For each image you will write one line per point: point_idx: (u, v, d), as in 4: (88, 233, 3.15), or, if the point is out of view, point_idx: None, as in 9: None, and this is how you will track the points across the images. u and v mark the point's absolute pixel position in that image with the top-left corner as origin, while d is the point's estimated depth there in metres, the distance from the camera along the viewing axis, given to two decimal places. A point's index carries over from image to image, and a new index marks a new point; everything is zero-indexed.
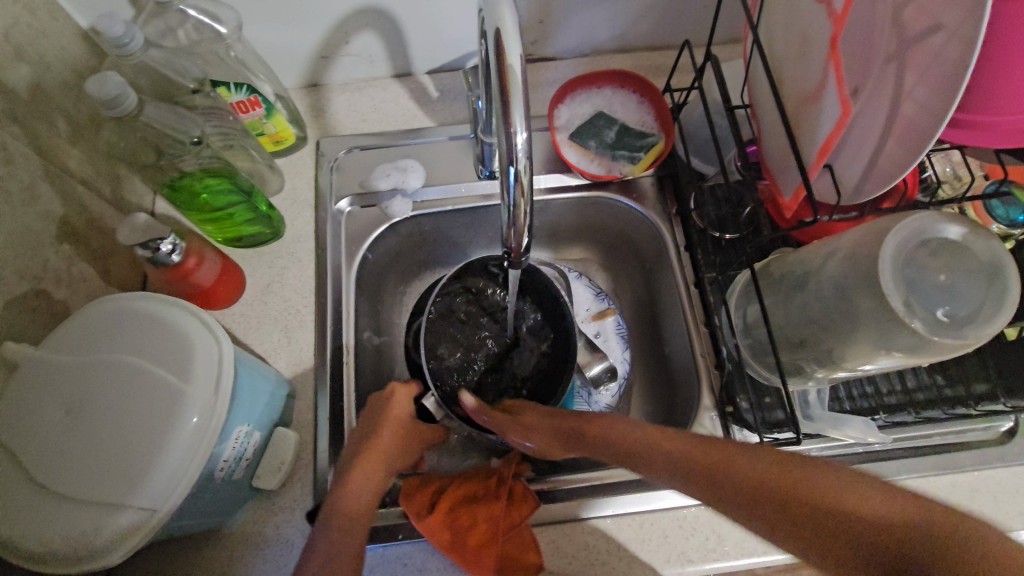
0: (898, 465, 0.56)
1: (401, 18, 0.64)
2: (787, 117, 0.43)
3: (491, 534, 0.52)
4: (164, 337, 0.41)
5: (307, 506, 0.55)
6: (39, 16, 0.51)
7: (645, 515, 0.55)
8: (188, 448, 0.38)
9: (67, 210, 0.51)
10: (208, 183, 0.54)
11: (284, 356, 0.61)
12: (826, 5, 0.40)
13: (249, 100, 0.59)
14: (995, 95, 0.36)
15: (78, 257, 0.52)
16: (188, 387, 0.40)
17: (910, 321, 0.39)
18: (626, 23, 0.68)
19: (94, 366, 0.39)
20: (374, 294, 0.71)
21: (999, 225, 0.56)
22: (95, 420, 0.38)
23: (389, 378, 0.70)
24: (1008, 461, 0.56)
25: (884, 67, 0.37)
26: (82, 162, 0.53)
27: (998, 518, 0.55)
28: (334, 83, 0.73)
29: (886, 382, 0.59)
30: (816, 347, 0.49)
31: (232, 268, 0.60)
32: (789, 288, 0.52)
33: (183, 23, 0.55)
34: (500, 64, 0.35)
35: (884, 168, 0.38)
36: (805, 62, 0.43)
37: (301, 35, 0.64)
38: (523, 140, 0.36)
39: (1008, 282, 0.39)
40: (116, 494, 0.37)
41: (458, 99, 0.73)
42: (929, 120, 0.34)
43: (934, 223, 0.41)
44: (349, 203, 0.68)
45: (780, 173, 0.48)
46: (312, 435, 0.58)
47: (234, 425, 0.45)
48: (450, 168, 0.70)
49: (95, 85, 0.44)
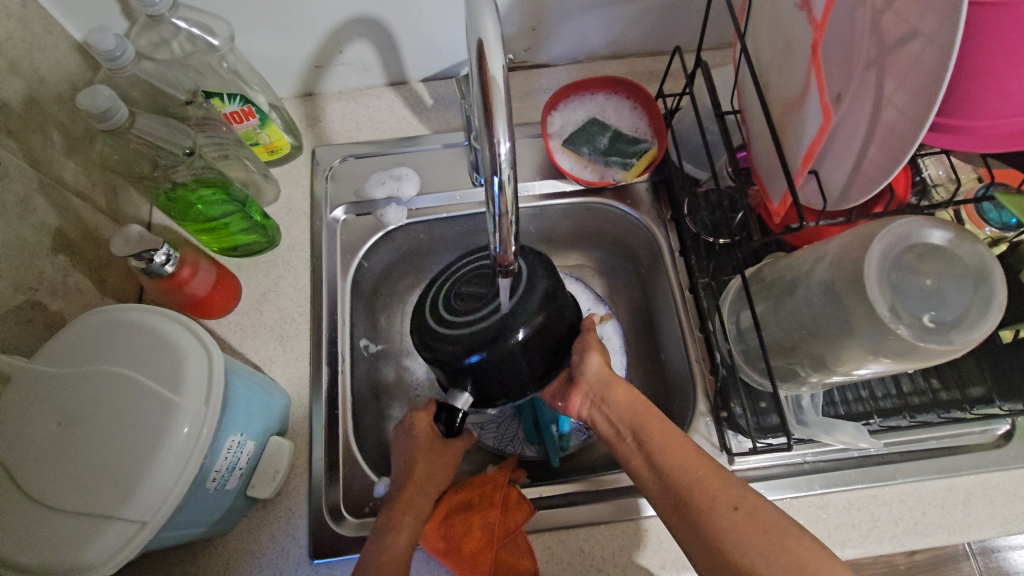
0: (894, 469, 0.56)
1: (393, 28, 0.64)
2: (773, 123, 0.43)
3: (485, 541, 0.52)
4: (153, 348, 0.41)
5: (302, 513, 0.55)
6: (34, 30, 0.51)
7: (637, 522, 0.55)
8: (178, 458, 0.39)
9: (62, 222, 0.52)
10: (201, 193, 0.54)
11: (279, 364, 0.61)
12: (806, 12, 0.40)
13: (243, 111, 0.60)
14: (974, 102, 0.36)
15: (74, 268, 0.53)
16: (179, 397, 0.40)
17: (896, 326, 0.39)
18: (618, 30, 0.68)
19: (84, 378, 0.40)
20: (371, 301, 0.71)
21: (992, 228, 0.56)
22: (86, 432, 0.38)
23: (386, 385, 0.70)
24: (1005, 464, 0.56)
25: (864, 73, 0.37)
26: (77, 174, 0.54)
27: (994, 522, 0.54)
28: (329, 92, 0.73)
29: (881, 387, 0.59)
30: (807, 352, 0.49)
31: (227, 278, 0.61)
32: (780, 292, 0.52)
33: (178, 35, 0.55)
34: (483, 74, 0.35)
35: (867, 173, 0.39)
36: (789, 69, 0.43)
37: (294, 46, 0.64)
38: (506, 149, 0.36)
39: (994, 287, 0.39)
40: (107, 505, 0.37)
41: (452, 106, 0.73)
42: (909, 125, 0.34)
43: (919, 228, 0.41)
44: (344, 212, 0.69)
45: (769, 179, 0.48)
46: (307, 443, 0.58)
47: (226, 434, 0.45)
48: (445, 175, 0.71)
49: (85, 98, 0.45)
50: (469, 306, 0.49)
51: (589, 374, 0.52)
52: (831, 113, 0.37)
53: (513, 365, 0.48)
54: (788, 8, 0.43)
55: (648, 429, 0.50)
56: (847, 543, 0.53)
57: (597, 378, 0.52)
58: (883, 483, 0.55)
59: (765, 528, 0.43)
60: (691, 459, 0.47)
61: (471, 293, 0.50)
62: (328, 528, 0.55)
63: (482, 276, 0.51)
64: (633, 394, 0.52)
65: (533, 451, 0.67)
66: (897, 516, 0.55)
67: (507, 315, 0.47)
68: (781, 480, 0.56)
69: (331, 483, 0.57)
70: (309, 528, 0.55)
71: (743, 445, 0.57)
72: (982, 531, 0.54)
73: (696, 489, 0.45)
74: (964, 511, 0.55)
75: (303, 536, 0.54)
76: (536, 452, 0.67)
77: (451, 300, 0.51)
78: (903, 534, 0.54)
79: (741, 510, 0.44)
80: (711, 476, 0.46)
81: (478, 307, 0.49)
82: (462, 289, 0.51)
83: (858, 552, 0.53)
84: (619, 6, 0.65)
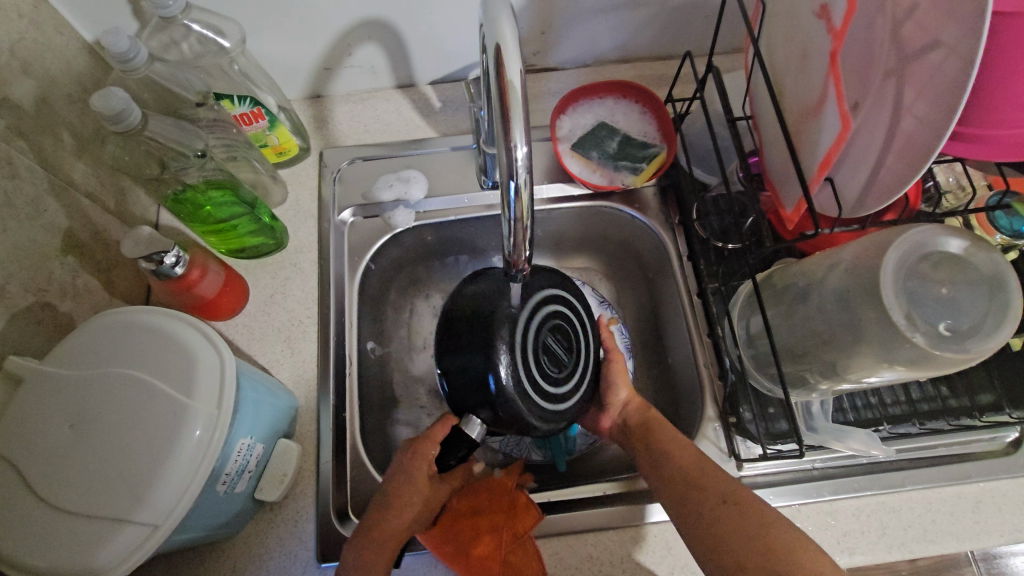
0: (904, 476, 0.56)
1: (403, 31, 0.64)
2: (788, 129, 0.43)
3: (495, 546, 0.52)
4: (166, 352, 0.41)
5: (310, 517, 0.55)
6: (45, 31, 0.51)
7: (640, 529, 0.55)
8: (191, 461, 0.39)
9: (72, 223, 0.51)
10: (211, 195, 0.54)
11: (287, 366, 0.61)
12: (825, 20, 0.40)
13: (253, 112, 0.60)
14: (993, 111, 0.36)
15: (83, 269, 0.53)
16: (192, 400, 0.40)
17: (912, 334, 0.39)
18: (627, 34, 0.68)
19: (96, 380, 0.40)
20: (377, 304, 0.71)
21: (1002, 236, 0.55)
22: (98, 434, 0.38)
23: (391, 387, 0.70)
24: (1015, 472, 0.56)
25: (883, 81, 0.37)
26: (86, 175, 0.54)
27: (1003, 529, 0.54)
28: (337, 95, 0.73)
29: (890, 393, 0.59)
30: (819, 359, 0.49)
31: (235, 279, 0.61)
32: (792, 299, 0.52)
33: (187, 37, 0.55)
34: (500, 79, 0.35)
35: (884, 181, 0.38)
36: (805, 76, 0.43)
37: (304, 48, 0.64)
38: (523, 154, 0.36)
39: (1009, 296, 0.39)
40: (119, 508, 0.37)
41: (460, 109, 0.73)
42: (930, 135, 0.34)
43: (935, 236, 0.41)
44: (352, 214, 0.69)
45: (782, 185, 0.48)
46: (314, 446, 0.58)
47: (237, 437, 0.45)
48: (453, 178, 0.70)
49: (99, 100, 0.44)
50: (546, 368, 0.51)
51: (614, 398, 0.57)
52: (849, 120, 0.37)
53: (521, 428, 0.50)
54: (805, 15, 0.43)
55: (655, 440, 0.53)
56: (856, 550, 0.53)
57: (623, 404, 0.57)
58: (892, 490, 0.55)
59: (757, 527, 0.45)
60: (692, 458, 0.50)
61: (554, 356, 0.52)
62: (335, 531, 0.55)
63: (564, 341, 0.53)
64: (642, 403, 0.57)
65: (539, 456, 0.67)
66: (906, 523, 0.54)
67: (558, 412, 0.51)
68: (790, 486, 0.55)
69: (339, 486, 0.57)
70: (317, 532, 0.54)
71: (752, 450, 0.57)
72: (991, 538, 0.54)
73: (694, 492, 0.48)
74: (973, 519, 0.55)
75: (310, 540, 0.54)
76: (541, 457, 0.67)
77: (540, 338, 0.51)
78: (912, 541, 0.54)
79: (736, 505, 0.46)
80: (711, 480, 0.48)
81: (546, 376, 0.51)
82: (547, 339, 0.52)
83: (866, 559, 0.53)
84: (629, 10, 0.65)
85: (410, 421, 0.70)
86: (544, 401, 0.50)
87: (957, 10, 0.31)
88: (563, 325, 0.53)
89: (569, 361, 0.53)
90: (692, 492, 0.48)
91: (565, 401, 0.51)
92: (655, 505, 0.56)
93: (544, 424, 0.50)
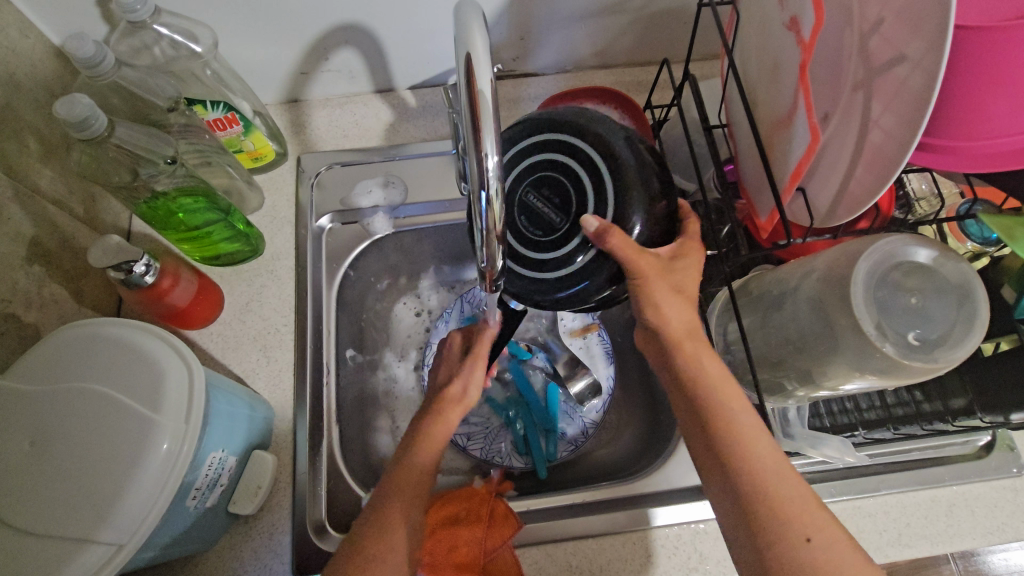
0: (879, 480, 0.56)
1: (381, 36, 0.64)
2: (760, 141, 0.43)
3: (473, 556, 0.51)
4: (132, 365, 0.40)
5: (286, 529, 0.54)
6: (10, 34, 0.50)
7: (650, 532, 0.55)
8: (158, 475, 0.38)
9: (38, 231, 0.50)
10: (182, 202, 0.53)
11: (262, 376, 0.60)
12: (794, 32, 0.40)
13: (226, 118, 0.59)
14: (957, 124, 0.37)
15: (50, 278, 0.52)
16: (158, 416, 0.39)
17: (882, 344, 0.40)
18: (606, 40, 0.68)
19: (60, 396, 0.39)
20: (356, 311, 0.70)
21: (973, 243, 0.57)
22: (60, 452, 0.37)
23: (369, 394, 0.70)
24: (986, 476, 0.57)
25: (851, 94, 0.38)
26: (54, 182, 0.53)
27: (977, 531, 0.55)
28: (314, 99, 0.72)
29: (866, 399, 0.60)
30: (794, 366, 0.50)
31: (209, 288, 0.60)
32: (767, 306, 0.52)
33: (158, 41, 0.54)
34: (471, 89, 0.34)
35: (854, 193, 0.39)
36: (776, 86, 0.43)
37: (280, 52, 0.64)
38: (494, 164, 0.36)
39: (977, 305, 0.40)
40: (82, 529, 0.36)
41: (440, 114, 0.73)
42: (896, 148, 0.34)
43: (904, 246, 0.41)
44: (330, 220, 0.68)
45: (756, 194, 0.48)
46: (290, 457, 0.57)
47: (208, 451, 0.44)
48: (433, 183, 0.70)
49: (63, 107, 0.43)
50: (534, 235, 0.48)
51: (659, 318, 0.46)
52: (819, 133, 0.37)
53: (552, 288, 0.47)
54: (776, 26, 0.43)
55: (710, 399, 0.44)
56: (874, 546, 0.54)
57: (664, 330, 0.47)
58: (867, 495, 0.56)
59: (806, 520, 0.40)
60: (779, 480, 0.41)
61: (546, 213, 0.48)
62: (311, 544, 0.54)
63: (564, 196, 0.48)
64: (700, 345, 0.47)
65: (520, 462, 0.66)
66: (881, 527, 0.55)
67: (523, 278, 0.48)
68: None
69: (315, 495, 0.56)
70: (292, 544, 0.54)
71: None
72: (965, 541, 0.55)
73: (745, 468, 0.42)
74: (948, 522, 0.55)
75: (286, 553, 0.54)
76: (523, 463, 0.66)
77: (527, 200, 0.49)
78: (888, 545, 0.54)
79: (816, 541, 0.39)
80: (765, 459, 0.42)
81: (527, 236, 0.48)
82: (538, 204, 0.49)
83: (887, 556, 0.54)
84: (607, 16, 0.65)
85: (390, 429, 0.69)
86: (548, 252, 0.47)
87: (921, 26, 0.31)
88: (563, 183, 0.48)
89: (557, 224, 0.48)
90: (757, 502, 0.41)
91: (574, 244, 0.46)
92: (660, 509, 0.56)
93: (540, 296, 0.48)
